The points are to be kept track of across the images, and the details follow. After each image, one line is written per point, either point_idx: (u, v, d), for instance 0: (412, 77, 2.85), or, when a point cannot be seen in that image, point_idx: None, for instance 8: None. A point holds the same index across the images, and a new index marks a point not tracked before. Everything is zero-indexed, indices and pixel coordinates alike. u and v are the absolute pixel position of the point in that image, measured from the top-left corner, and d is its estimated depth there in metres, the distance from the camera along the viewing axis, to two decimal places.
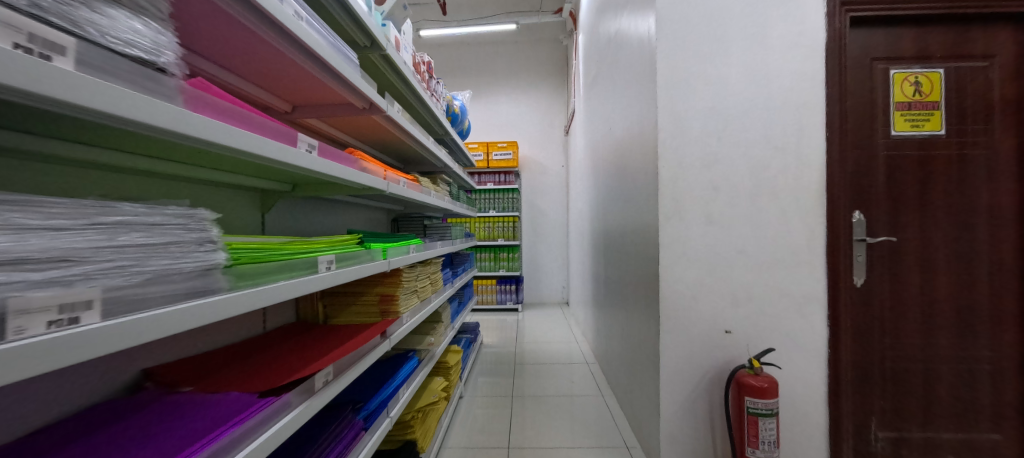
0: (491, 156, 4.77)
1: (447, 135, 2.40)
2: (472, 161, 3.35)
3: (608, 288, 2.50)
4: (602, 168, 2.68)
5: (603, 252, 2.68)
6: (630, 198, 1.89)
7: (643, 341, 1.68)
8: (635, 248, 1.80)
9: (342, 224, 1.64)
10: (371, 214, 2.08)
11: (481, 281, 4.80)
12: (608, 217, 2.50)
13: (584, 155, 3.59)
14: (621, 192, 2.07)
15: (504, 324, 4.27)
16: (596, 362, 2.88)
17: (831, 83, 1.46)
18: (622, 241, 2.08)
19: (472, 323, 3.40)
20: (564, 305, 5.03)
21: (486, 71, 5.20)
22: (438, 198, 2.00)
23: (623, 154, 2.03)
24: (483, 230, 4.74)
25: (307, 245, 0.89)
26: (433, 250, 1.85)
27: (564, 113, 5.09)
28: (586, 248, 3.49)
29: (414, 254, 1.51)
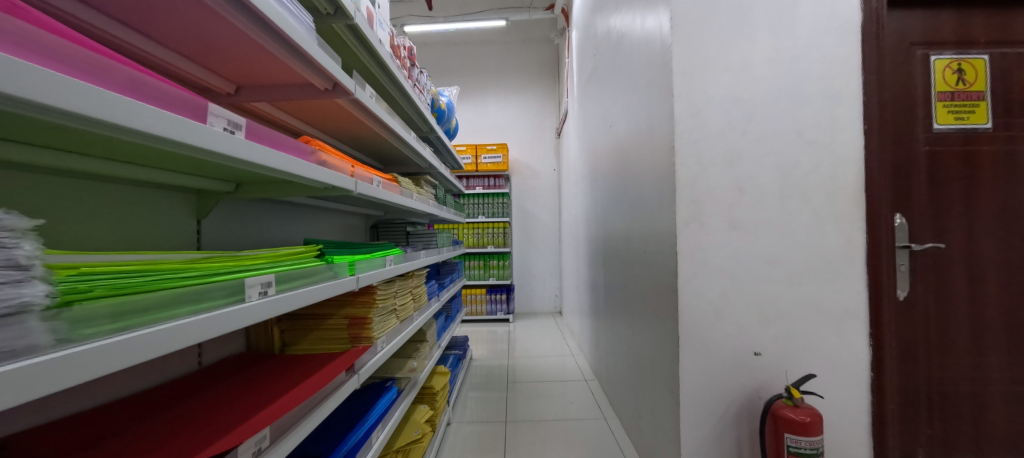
0: (480, 159, 4.55)
1: (432, 133, 2.18)
2: (460, 163, 3.13)
3: (610, 300, 2.30)
4: (600, 170, 2.49)
5: (602, 260, 2.48)
6: (637, 202, 1.69)
7: (657, 364, 1.47)
8: (644, 257, 1.60)
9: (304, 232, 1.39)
10: (344, 219, 1.83)
11: (469, 290, 4.55)
12: (608, 224, 2.30)
13: (578, 157, 3.42)
14: (625, 196, 1.88)
15: (494, 336, 4.03)
16: (595, 379, 2.67)
17: (867, 70, 1.30)
18: (626, 249, 1.88)
19: (460, 337, 3.15)
20: (557, 315, 4.81)
21: (474, 71, 5.01)
22: (422, 202, 1.77)
23: (628, 154, 1.84)
24: (471, 236, 4.52)
25: (234, 262, 0.66)
26: (416, 261, 1.61)
27: (555, 115, 4.93)
28: (581, 255, 3.30)
29: (392, 268, 1.27)
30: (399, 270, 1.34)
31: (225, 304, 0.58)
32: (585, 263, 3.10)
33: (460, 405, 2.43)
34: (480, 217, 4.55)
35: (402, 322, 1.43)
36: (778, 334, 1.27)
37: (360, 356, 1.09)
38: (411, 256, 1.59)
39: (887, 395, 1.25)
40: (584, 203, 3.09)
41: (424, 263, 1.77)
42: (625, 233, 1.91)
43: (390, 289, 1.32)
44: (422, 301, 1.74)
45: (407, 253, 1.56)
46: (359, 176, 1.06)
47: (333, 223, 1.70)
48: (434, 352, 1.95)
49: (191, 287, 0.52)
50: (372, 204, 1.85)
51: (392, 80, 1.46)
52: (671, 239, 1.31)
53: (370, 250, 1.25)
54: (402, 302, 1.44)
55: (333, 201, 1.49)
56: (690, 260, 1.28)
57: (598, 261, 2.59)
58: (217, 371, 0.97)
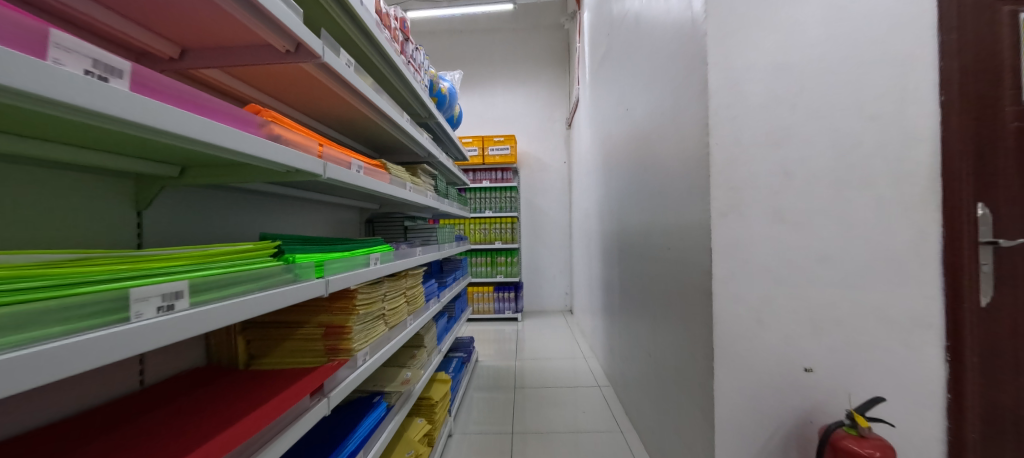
0: (487, 151, 4.36)
1: (432, 119, 1.99)
2: (464, 154, 2.95)
3: (626, 302, 2.11)
4: (615, 159, 2.29)
5: (617, 257, 2.28)
6: (660, 193, 1.49)
7: (684, 378, 1.28)
8: (669, 255, 1.41)
9: (277, 225, 1.23)
10: (332, 212, 1.67)
11: (476, 287, 4.39)
12: (624, 218, 2.10)
13: (590, 147, 3.21)
14: (645, 186, 1.68)
15: (502, 335, 3.86)
16: (609, 385, 2.48)
17: (943, 28, 1.08)
18: (647, 245, 1.68)
19: (464, 337, 2.99)
20: (568, 313, 4.62)
21: (480, 60, 4.82)
22: (418, 193, 1.59)
23: (649, 139, 1.63)
24: (478, 232, 4.36)
25: (129, 269, 0.49)
26: (411, 259, 1.44)
27: (565, 104, 4.71)
28: (593, 252, 3.10)
29: (378, 267, 1.10)
30: (387, 270, 1.16)
31: (91, 326, 0.40)
32: (597, 260, 2.91)
33: (464, 412, 2.27)
34: (487, 211, 4.37)
35: (392, 328, 1.26)
36: (835, 348, 1.06)
37: (336, 371, 0.92)
38: (404, 253, 1.42)
39: (968, 421, 1.04)
40: (597, 195, 2.88)
41: (421, 261, 1.61)
42: (645, 227, 1.71)
43: (378, 291, 1.15)
44: (419, 303, 1.57)
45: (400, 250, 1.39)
46: (329, 158, 0.87)
47: (318, 216, 1.54)
48: (434, 357, 1.79)
49: (1, 309, 0.34)
50: (363, 195, 1.68)
51: (380, 53, 1.28)
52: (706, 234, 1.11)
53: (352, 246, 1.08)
54: (393, 306, 1.27)
55: (316, 191, 1.32)
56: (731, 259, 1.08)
57: (612, 258, 2.40)
58: (164, 389, 0.81)
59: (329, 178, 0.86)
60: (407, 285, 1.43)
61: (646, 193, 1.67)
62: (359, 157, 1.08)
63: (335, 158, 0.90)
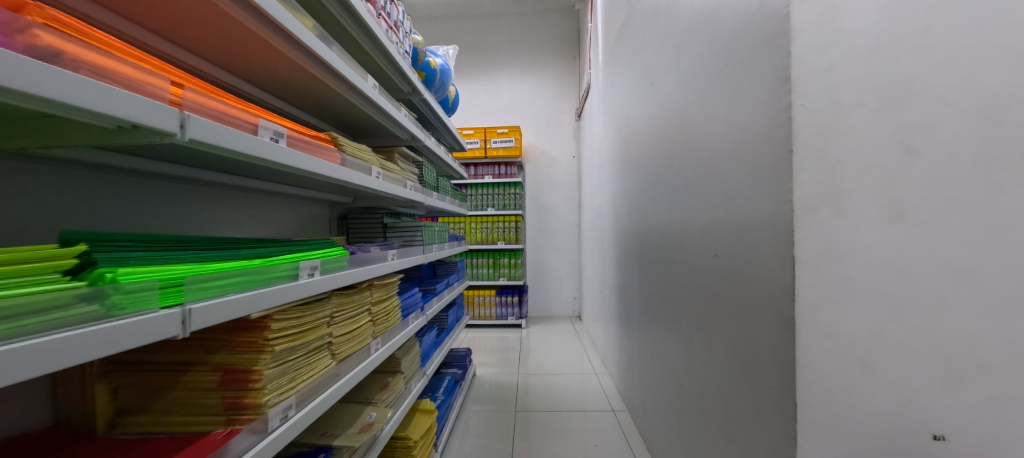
0: (489, 144, 4.03)
1: (416, 96, 1.66)
2: (462, 143, 2.63)
3: (647, 317, 1.76)
4: (634, 147, 1.94)
5: (636, 263, 1.94)
6: (702, 182, 1.15)
7: (743, 435, 0.93)
8: (717, 264, 1.05)
9: (182, 217, 0.92)
10: (288, 206, 1.36)
11: (477, 291, 4.08)
12: (646, 217, 1.75)
13: (603, 138, 2.86)
14: (678, 175, 1.33)
15: (504, 344, 3.54)
16: (624, 410, 2.14)
17: None
18: (680, 249, 1.33)
19: (461, 349, 2.67)
20: (576, 320, 4.29)
21: (484, 47, 4.50)
22: (392, 181, 1.26)
23: (682, 116, 1.28)
24: (480, 231, 4.04)
25: None
26: (377, 266, 1.12)
27: (575, 94, 4.36)
28: (605, 255, 2.76)
29: (311, 280, 0.77)
30: (329, 283, 0.83)
31: None
32: (610, 265, 2.56)
33: (457, 433, 1.99)
34: (489, 209, 4.05)
35: (345, 359, 0.94)
36: (981, 440, 0.52)
37: (224, 443, 0.58)
38: (368, 257, 1.10)
39: None
40: (610, 191, 2.54)
41: (397, 266, 1.29)
42: (677, 228, 1.35)
43: (317, 313, 0.83)
44: (391, 321, 1.25)
45: (362, 254, 1.06)
46: (199, 109, 0.55)
47: (265, 212, 1.24)
48: (415, 384, 1.47)
49: None
50: (323, 184, 1.37)
51: None
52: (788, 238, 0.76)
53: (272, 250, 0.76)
54: (346, 330, 0.95)
55: (247, 175, 1.02)
56: (831, 276, 0.69)
57: (630, 262, 2.06)
58: None
59: (197, 141, 0.53)
60: (371, 299, 1.11)
61: (679, 184, 1.32)
62: (282, 122, 0.75)
63: (214, 111, 0.57)
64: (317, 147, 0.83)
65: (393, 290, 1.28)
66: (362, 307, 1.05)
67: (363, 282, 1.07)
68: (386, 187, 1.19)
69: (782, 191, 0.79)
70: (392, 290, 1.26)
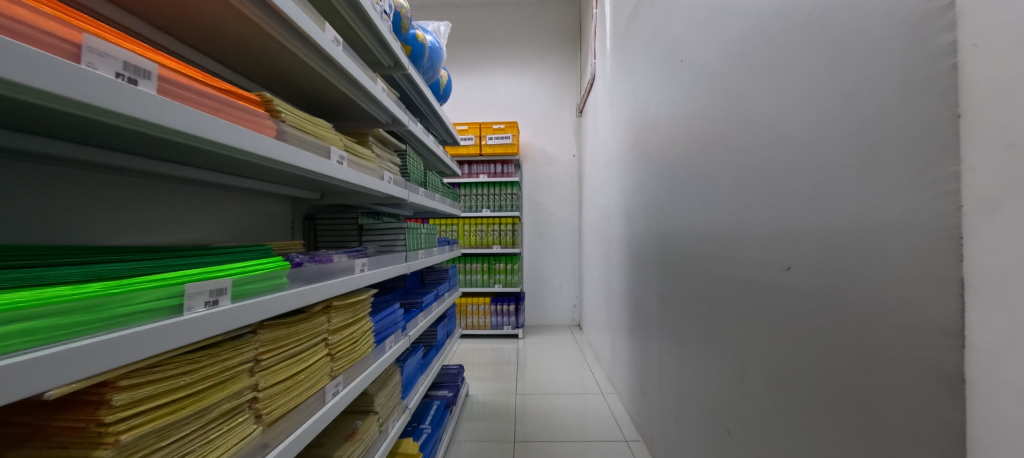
0: (484, 140, 3.75)
1: (399, 70, 1.38)
2: (455, 135, 2.35)
3: (671, 337, 1.49)
4: (655, 139, 1.68)
5: (655, 273, 1.67)
6: (765, 171, 0.88)
7: None
8: (794, 280, 0.78)
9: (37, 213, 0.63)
10: (234, 203, 1.08)
11: (470, 299, 3.78)
12: (672, 219, 1.48)
13: (610, 132, 2.60)
14: (725, 165, 1.06)
15: (500, 357, 3.26)
16: (638, 440, 1.88)
17: None
18: (727, 259, 1.06)
19: (452, 366, 2.38)
20: (576, 329, 4.02)
21: (479, 39, 4.24)
22: (360, 168, 0.98)
23: (732, 91, 1.02)
24: (474, 235, 3.76)
25: None
26: (339, 279, 0.83)
27: (575, 89, 4.11)
28: (613, 261, 2.50)
29: (210, 314, 0.48)
30: (247, 314, 0.55)
31: None
32: (621, 273, 2.30)
33: None
34: (484, 211, 3.78)
35: (281, 419, 0.65)
36: None
37: None
38: (327, 267, 0.81)
39: None
40: (620, 191, 2.28)
41: (369, 279, 1.00)
42: (722, 232, 1.08)
43: (226, 360, 0.54)
44: (362, 353, 0.95)
45: (317, 265, 0.78)
46: None
47: (200, 209, 0.96)
48: (394, 423, 1.18)
49: None
50: (281, 174, 1.10)
51: None
52: (947, 249, 0.49)
53: (135, 273, 0.47)
54: (284, 375, 0.66)
55: (160, 157, 0.74)
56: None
57: (646, 271, 1.80)
58: None
59: None
60: (328, 326, 0.82)
61: (726, 178, 1.06)
62: (146, 54, 0.45)
63: None
64: (223, 104, 0.54)
65: (364, 311, 0.99)
66: (314, 340, 0.76)
67: (316, 305, 0.78)
68: (354, 176, 0.91)
69: (927, 181, 0.51)
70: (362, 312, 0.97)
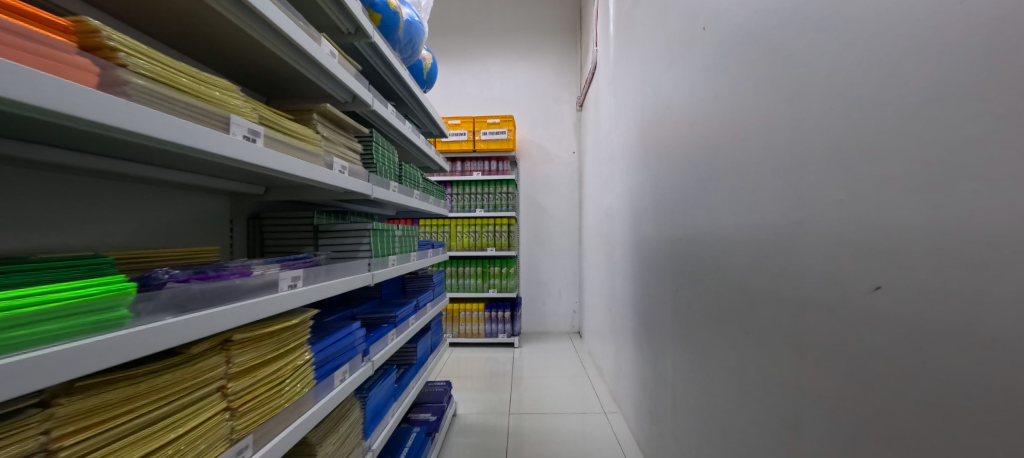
0: (478, 135, 3.52)
1: (362, 40, 1.13)
2: (442, 127, 2.11)
3: (689, 359, 1.26)
4: (668, 126, 1.45)
5: (667, 282, 1.44)
6: (826, 153, 0.64)
7: None
8: (876, 304, 0.55)
9: None
10: (159, 203, 0.85)
11: (463, 305, 3.55)
12: (692, 219, 1.25)
13: (614, 124, 2.37)
14: (765, 151, 0.83)
15: (493, 368, 3.03)
16: None
17: None
18: (769, 270, 0.82)
19: (439, 383, 2.15)
20: (576, 336, 3.79)
21: (473, 29, 4.01)
22: (292, 151, 0.73)
23: (777, 54, 0.79)
24: (466, 236, 3.52)
25: None
26: (246, 303, 0.60)
27: (575, 81, 3.89)
28: (617, 267, 2.27)
29: None
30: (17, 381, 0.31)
31: None
32: (626, 280, 2.06)
33: None
34: (478, 211, 3.54)
35: None
36: None
37: None
38: (228, 286, 0.58)
39: None
40: (626, 188, 2.05)
41: (304, 301, 0.75)
42: (762, 236, 0.85)
43: None
44: (286, 403, 0.70)
45: (207, 283, 0.54)
46: None
47: (104, 209, 0.74)
48: None
49: None
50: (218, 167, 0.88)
51: None
52: None
53: None
54: None
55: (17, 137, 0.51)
56: None
57: (656, 279, 1.56)
58: None
59: None
60: (220, 374, 0.57)
61: (767, 166, 0.82)
62: None
63: None
64: None
65: (293, 344, 0.74)
66: (188, 398, 0.51)
67: (195, 345, 0.53)
68: (281, 162, 0.67)
69: None
70: (289, 346, 0.72)
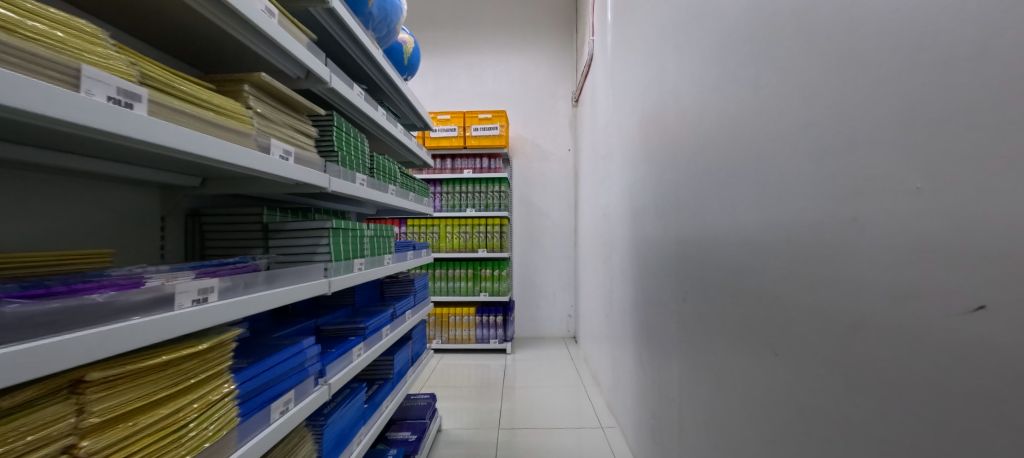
0: (469, 131, 3.37)
1: (321, 6, 0.96)
2: (428, 119, 1.94)
3: (699, 377, 1.11)
4: (673, 114, 1.30)
5: (672, 289, 1.29)
6: (895, 129, 0.49)
7: None
8: (975, 329, 0.40)
9: None
10: (47, 192, 0.68)
11: (453, 309, 3.38)
12: (703, 218, 1.09)
13: (611, 118, 2.23)
14: (802, 134, 0.68)
15: (484, 376, 2.86)
16: None
17: None
18: (805, 279, 0.67)
19: (422, 396, 1.98)
20: (571, 341, 3.64)
21: (465, 21, 3.85)
22: (200, 127, 0.56)
23: (818, 13, 0.64)
24: (457, 237, 3.36)
25: None
26: (113, 327, 0.43)
27: (571, 76, 3.75)
28: (615, 269, 2.12)
29: None
30: None
31: None
32: (625, 284, 1.91)
33: None
34: (468, 210, 3.37)
35: None
36: None
37: None
38: (82, 306, 0.41)
39: None
40: (625, 185, 1.90)
41: (216, 321, 0.58)
42: (795, 237, 0.70)
43: None
44: (186, 456, 0.51)
45: (40, 303, 0.38)
46: None
47: None
48: None
49: None
50: (142, 153, 0.71)
51: None
52: None
53: None
54: None
55: None
56: None
57: (659, 284, 1.41)
58: None
59: None
60: (64, 429, 0.40)
61: (806, 152, 0.67)
62: None
63: None
64: None
65: (200, 378, 0.56)
66: None
67: (13, 392, 0.36)
68: (177, 139, 0.50)
69: None
70: (191, 381, 0.54)
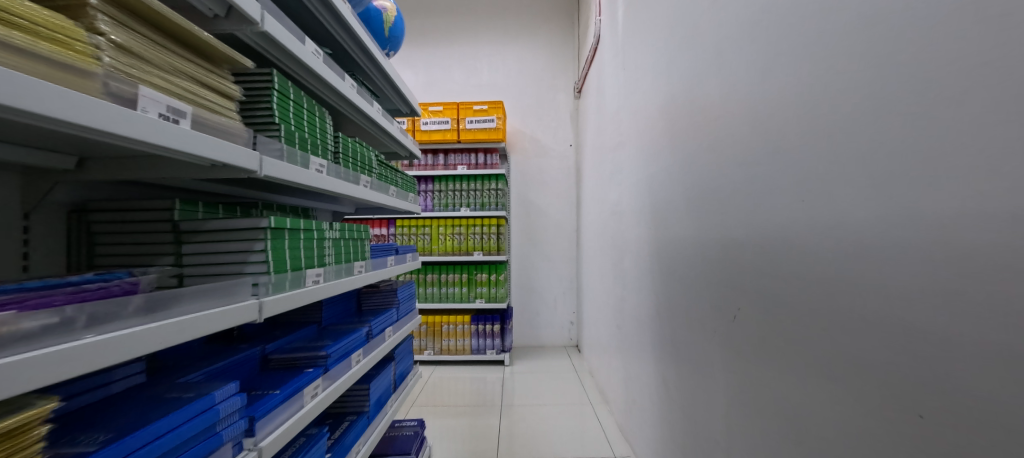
0: (463, 124, 3.11)
1: None
2: (413, 103, 1.68)
3: (751, 418, 0.87)
4: (708, 87, 1.06)
5: (710, 302, 1.05)
6: None
7: None
8: None
9: None
10: None
11: (446, 317, 3.11)
12: (754, 213, 0.85)
13: (622, 104, 1.98)
14: (937, 82, 0.44)
15: (479, 391, 2.60)
16: None
17: None
18: (950, 305, 0.43)
19: (409, 424, 1.74)
20: (574, 350, 3.39)
21: (458, 8, 3.60)
22: None
23: None
24: (450, 239, 3.10)
25: None
26: None
27: (572, 66, 3.50)
28: (628, 275, 1.87)
29: None
30: None
31: None
32: (641, 292, 1.67)
33: None
34: (462, 210, 3.11)
35: None
36: None
37: None
38: None
39: None
40: (641, 179, 1.66)
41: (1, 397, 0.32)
42: (927, 244, 0.45)
43: None
44: None
45: None
46: None
47: None
48: None
49: None
50: None
51: None
52: None
53: None
54: None
55: None
56: None
57: (691, 296, 1.17)
58: None
59: None
60: None
61: (947, 107, 0.43)
62: None
63: None
64: None
65: None
66: None
67: None
68: None
69: None
70: None
